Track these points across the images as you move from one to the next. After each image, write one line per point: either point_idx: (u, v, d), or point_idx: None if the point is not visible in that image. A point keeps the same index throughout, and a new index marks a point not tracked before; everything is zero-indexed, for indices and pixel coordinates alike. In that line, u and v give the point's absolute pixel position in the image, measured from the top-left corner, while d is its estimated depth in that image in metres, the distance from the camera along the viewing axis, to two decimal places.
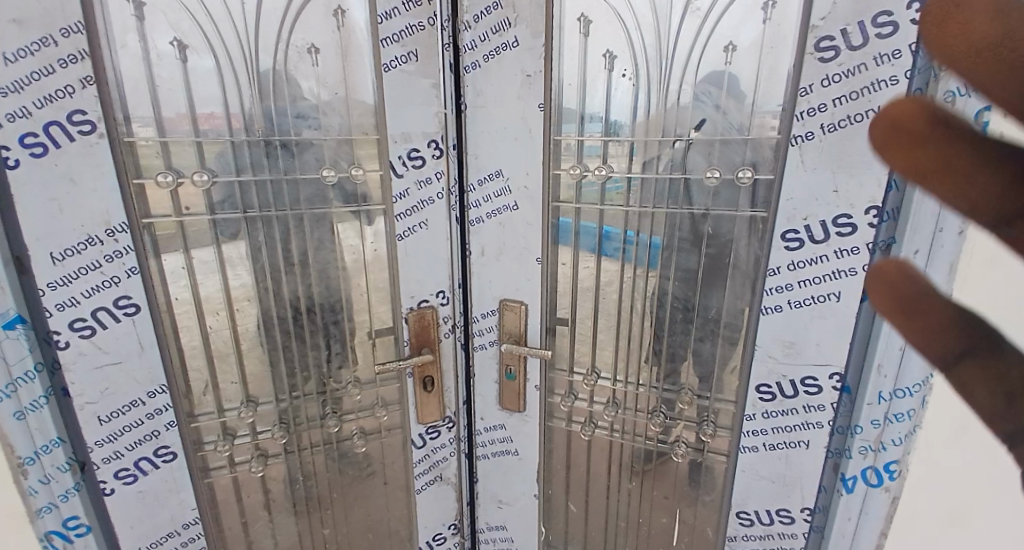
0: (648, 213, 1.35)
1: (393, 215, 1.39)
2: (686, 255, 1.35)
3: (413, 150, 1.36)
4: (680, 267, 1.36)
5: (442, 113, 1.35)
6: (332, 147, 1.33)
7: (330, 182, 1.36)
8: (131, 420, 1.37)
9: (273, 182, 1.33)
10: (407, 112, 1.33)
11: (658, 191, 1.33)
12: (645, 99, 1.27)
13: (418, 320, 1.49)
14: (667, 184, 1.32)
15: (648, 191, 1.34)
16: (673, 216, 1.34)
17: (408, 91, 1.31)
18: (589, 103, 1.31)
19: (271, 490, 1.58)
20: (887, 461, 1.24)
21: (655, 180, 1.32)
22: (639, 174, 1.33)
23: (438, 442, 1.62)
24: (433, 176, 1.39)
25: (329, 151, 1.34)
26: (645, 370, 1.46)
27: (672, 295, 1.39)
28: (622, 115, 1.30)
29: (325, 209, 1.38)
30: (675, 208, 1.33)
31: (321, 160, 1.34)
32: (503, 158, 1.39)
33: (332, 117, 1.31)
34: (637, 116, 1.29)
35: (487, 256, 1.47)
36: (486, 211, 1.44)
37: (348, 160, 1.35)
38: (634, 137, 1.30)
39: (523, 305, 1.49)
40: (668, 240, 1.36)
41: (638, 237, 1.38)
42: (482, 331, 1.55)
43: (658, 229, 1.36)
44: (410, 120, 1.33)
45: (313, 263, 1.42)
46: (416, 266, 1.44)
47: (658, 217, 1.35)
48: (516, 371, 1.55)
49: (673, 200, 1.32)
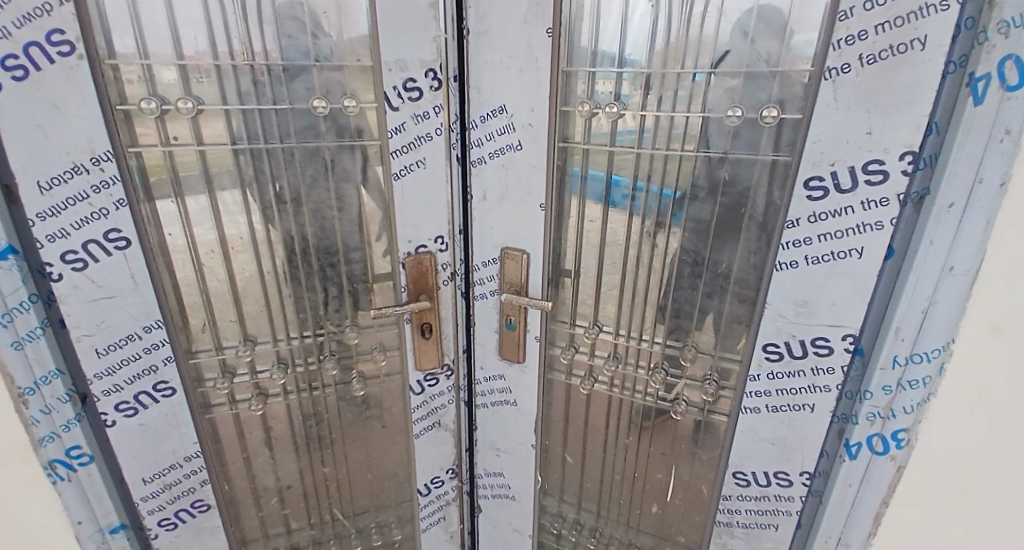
0: (660, 157, 1.27)
1: (389, 153, 1.32)
2: (698, 204, 1.27)
3: (411, 80, 1.26)
4: (690, 218, 1.28)
5: (442, 39, 1.25)
6: (325, 75, 1.26)
7: (322, 115, 1.29)
8: (129, 353, 1.35)
9: (262, 112, 1.26)
10: (403, 36, 1.23)
11: (673, 131, 1.23)
12: (663, 26, 1.16)
13: (415, 267, 1.43)
14: (683, 124, 1.22)
15: (662, 132, 1.24)
16: (688, 161, 1.25)
17: (404, 13, 1.21)
18: (603, 29, 1.21)
19: (273, 428, 1.58)
20: (895, 429, 1.19)
21: (670, 120, 1.23)
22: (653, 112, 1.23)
23: (436, 389, 1.59)
24: (432, 111, 1.31)
25: (322, 80, 1.26)
26: (648, 324, 1.41)
27: (682, 246, 1.31)
28: (638, 45, 1.19)
29: (318, 144, 1.32)
30: (691, 151, 1.23)
31: (313, 90, 1.26)
32: (508, 92, 1.30)
33: (324, 41, 1.23)
34: (654, 47, 1.18)
35: (488, 200, 1.41)
36: (489, 150, 1.36)
37: (341, 90, 1.28)
38: (650, 69, 1.20)
39: (524, 255, 1.44)
40: (679, 188, 1.27)
41: (648, 184, 1.29)
42: (482, 281, 1.51)
43: (669, 175, 1.27)
44: (406, 47, 1.24)
45: (306, 200, 1.36)
46: (413, 208, 1.38)
47: (672, 161, 1.26)
48: (516, 322, 1.51)
49: (689, 143, 1.23)
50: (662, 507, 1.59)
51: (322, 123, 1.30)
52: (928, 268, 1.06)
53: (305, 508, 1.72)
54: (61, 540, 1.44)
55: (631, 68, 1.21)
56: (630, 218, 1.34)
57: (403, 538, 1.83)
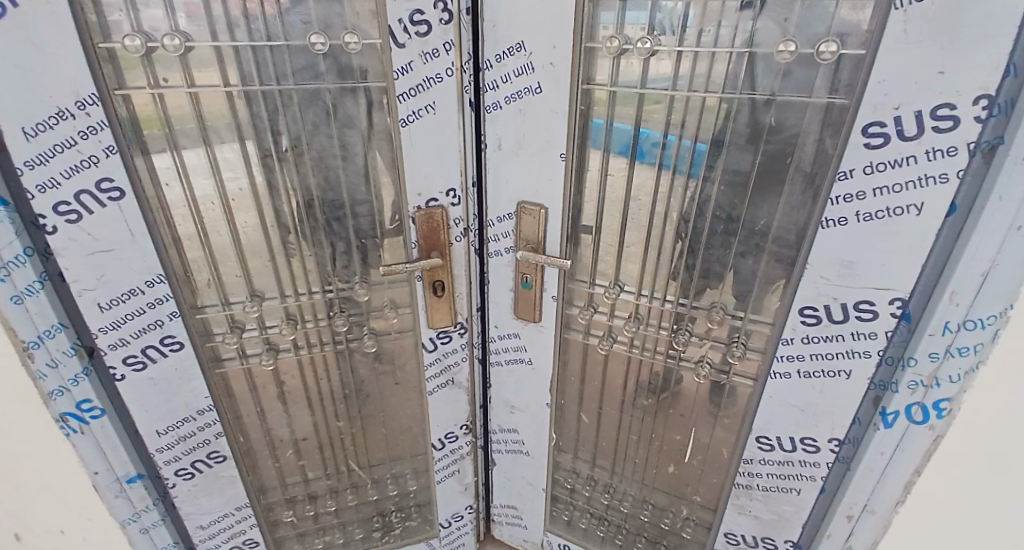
0: (698, 99, 1.14)
1: (395, 97, 1.20)
2: (734, 155, 1.16)
3: (418, 13, 1.14)
4: (725, 170, 1.18)
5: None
6: (323, 7, 1.13)
7: (320, 54, 1.17)
8: (133, 307, 1.30)
9: (254, 50, 1.14)
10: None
11: (710, 71, 1.11)
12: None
13: (425, 221, 1.34)
14: (722, 63, 1.10)
15: (699, 72, 1.12)
16: (727, 106, 1.13)
17: None
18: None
19: (286, 383, 1.55)
20: (937, 398, 1.12)
21: (709, 59, 1.10)
22: (692, 47, 1.10)
23: (449, 347, 1.53)
24: (441, 49, 1.18)
25: (320, 12, 1.13)
26: (674, 284, 1.33)
27: (715, 200, 1.21)
28: None
29: (318, 86, 1.20)
30: (732, 94, 1.11)
31: (310, 25, 1.14)
32: (527, 27, 1.17)
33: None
34: None
35: (503, 150, 1.31)
36: (504, 94, 1.25)
37: (342, 25, 1.15)
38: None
39: (542, 210, 1.35)
40: (714, 136, 1.16)
41: (678, 131, 1.18)
42: (497, 237, 1.43)
43: (705, 120, 1.15)
44: None
45: (309, 146, 1.26)
46: (423, 157, 1.28)
47: (709, 104, 1.14)
48: (532, 280, 1.44)
49: (728, 84, 1.11)
50: (678, 467, 1.56)
51: (322, 62, 1.18)
52: (994, 227, 0.95)
53: (320, 459, 1.71)
54: (77, 487, 1.44)
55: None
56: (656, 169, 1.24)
57: (418, 489, 1.83)
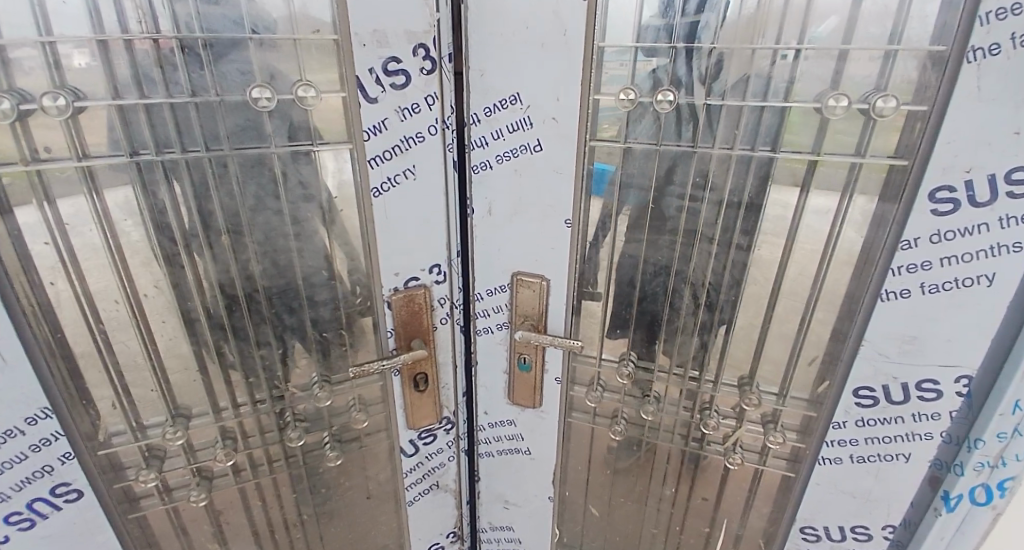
0: (733, 157, 0.98)
1: (366, 162, 0.96)
2: (774, 216, 1.00)
3: (394, 60, 0.91)
4: (764, 236, 1.02)
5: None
6: (267, 54, 0.87)
7: (263, 112, 0.90)
8: (11, 453, 0.94)
9: (174, 108, 0.86)
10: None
11: (739, 125, 0.96)
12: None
13: (405, 305, 1.09)
14: (758, 117, 0.94)
15: (727, 126, 0.96)
16: (769, 164, 0.97)
17: None
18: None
19: (224, 515, 1.19)
20: (1002, 478, 0.98)
21: (741, 112, 0.94)
22: (722, 98, 0.94)
23: (433, 447, 1.28)
24: (422, 102, 0.96)
25: (264, 59, 0.87)
26: (709, 361, 1.14)
27: (750, 268, 1.05)
28: (704, 12, 0.90)
29: (261, 152, 0.93)
30: (778, 153, 0.95)
31: (250, 76, 0.87)
32: (524, 75, 0.99)
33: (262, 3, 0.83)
34: (727, 16, 0.89)
35: (494, 216, 1.12)
36: (495, 152, 1.06)
37: (293, 75, 0.89)
38: (718, 43, 0.91)
39: (543, 281, 1.16)
40: (746, 199, 1.00)
41: (703, 195, 1.02)
42: (488, 313, 1.22)
43: (739, 180, 1.00)
44: (385, 13, 0.87)
45: (250, 223, 0.96)
46: (399, 232, 1.03)
47: (742, 163, 0.98)
48: (532, 362, 1.22)
49: (765, 140, 0.95)
50: None
51: (267, 121, 0.91)
52: None
53: None
54: None
55: (687, 40, 0.92)
56: (680, 235, 1.07)
57: None
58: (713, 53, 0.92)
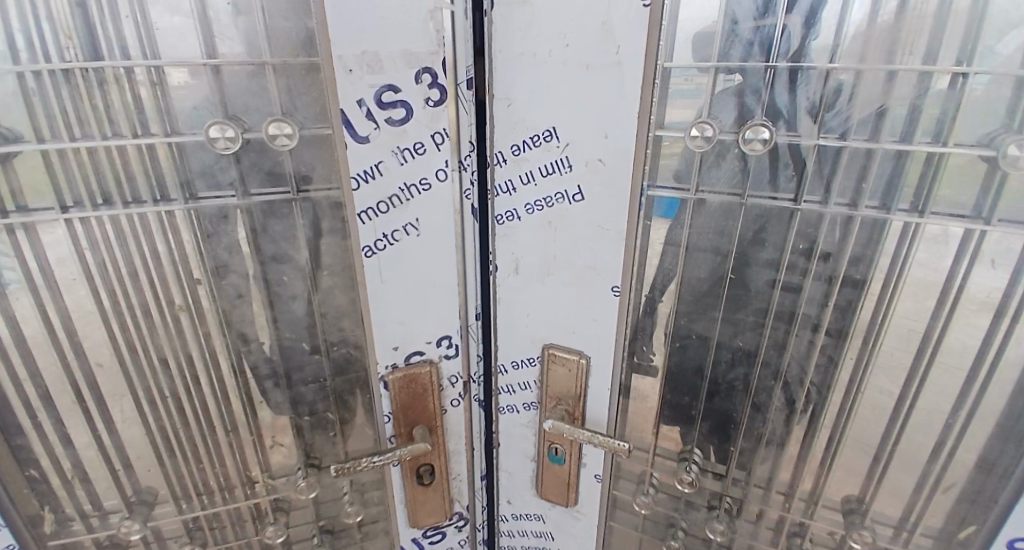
0: (855, 222, 0.72)
1: (352, 213, 0.75)
2: (913, 303, 0.73)
3: (390, 89, 0.70)
4: (894, 329, 0.75)
5: (441, 11, 0.69)
6: (229, 84, 0.68)
7: (225, 157, 0.71)
8: None
9: (111, 153, 0.69)
10: (371, 6, 0.66)
11: (866, 176, 0.70)
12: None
13: (406, 385, 0.87)
14: (897, 166, 0.68)
15: (847, 178, 0.71)
16: (911, 231, 0.70)
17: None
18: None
19: None
20: None
21: (868, 159, 0.69)
22: (842, 138, 0.69)
23: (442, 546, 1.06)
24: (426, 140, 0.74)
25: (227, 91, 0.69)
26: (806, 477, 0.88)
27: (873, 366, 0.77)
28: (817, 24, 0.65)
29: (226, 206, 0.74)
30: (920, 217, 0.69)
31: (209, 111, 0.69)
32: (563, 104, 0.77)
33: (222, 21, 0.66)
34: (851, 29, 0.65)
35: (521, 275, 0.91)
36: (524, 199, 0.85)
37: (261, 110, 0.70)
38: (838, 65, 0.66)
39: (582, 360, 0.92)
40: (868, 276, 0.73)
41: (806, 266, 0.76)
42: (513, 389, 0.99)
43: (861, 251, 0.73)
44: (385, 29, 0.68)
45: (219, 288, 0.78)
46: (398, 300, 0.82)
47: (868, 230, 0.72)
48: (565, 455, 0.99)
49: (904, 199, 0.69)
50: None
51: (234, 167, 0.72)
52: None
53: None
54: None
55: (793, 59, 0.67)
56: (770, 318, 0.81)
57: None
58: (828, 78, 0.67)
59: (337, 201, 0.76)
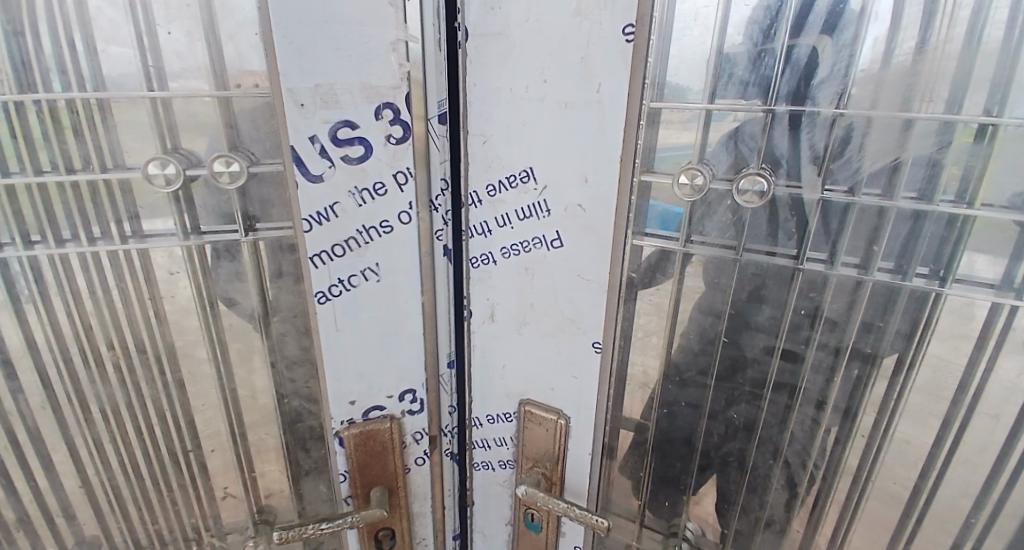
0: (865, 287, 0.65)
1: (305, 257, 0.69)
2: (931, 384, 0.65)
3: (346, 125, 0.65)
4: (908, 410, 0.67)
5: (406, 44, 0.64)
6: (173, 118, 0.63)
7: (165, 198, 0.66)
8: None
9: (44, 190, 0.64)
10: (325, 35, 0.61)
11: (878, 239, 0.63)
12: (886, 18, 0.56)
13: (363, 443, 0.80)
14: (914, 226, 0.61)
15: (856, 238, 0.63)
16: (934, 302, 0.62)
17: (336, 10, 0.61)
18: (737, 19, 0.60)
19: None
20: None
21: (880, 220, 0.62)
22: (850, 193, 0.62)
23: None
24: (387, 180, 0.69)
25: (170, 125, 0.63)
26: None
27: (886, 449, 0.70)
28: (823, 66, 0.59)
29: (168, 248, 0.68)
30: (946, 288, 0.61)
31: (151, 147, 0.64)
32: (542, 143, 0.70)
33: (167, 52, 0.61)
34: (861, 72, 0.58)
35: (498, 323, 0.83)
36: (501, 243, 0.78)
37: (206, 144, 0.65)
38: (848, 110, 0.59)
39: (562, 421, 0.83)
40: (878, 348, 0.66)
41: (809, 333, 0.69)
42: (488, 445, 0.91)
43: (871, 322, 0.66)
44: (340, 64, 0.63)
45: (161, 334, 0.72)
46: (357, 349, 0.76)
47: (880, 299, 0.64)
48: (542, 523, 0.90)
49: (925, 267, 0.62)
50: None
51: (176, 207, 0.66)
52: None
53: None
54: None
55: (795, 103, 0.61)
56: (769, 391, 0.73)
57: None
58: (833, 126, 0.60)
59: (289, 244, 0.70)
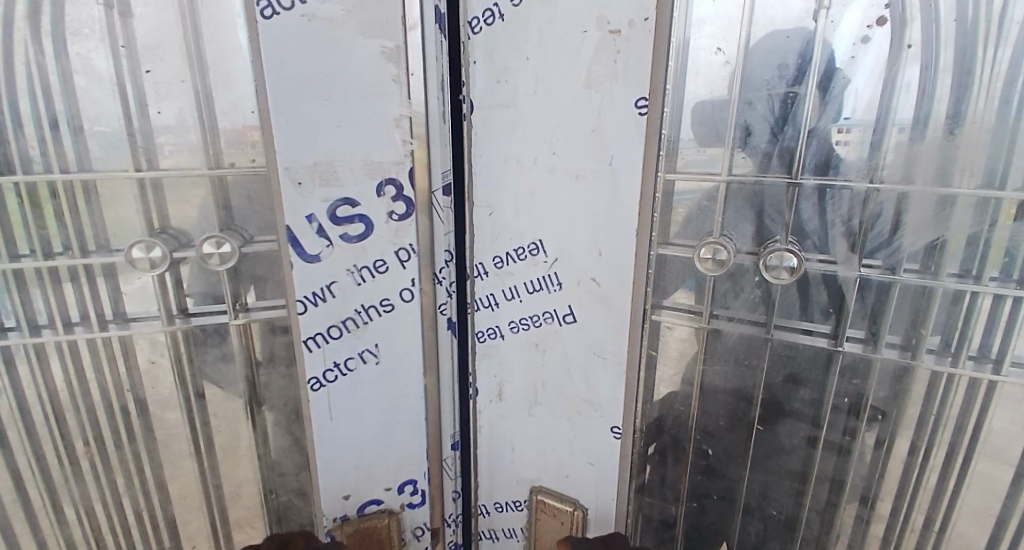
0: (916, 373, 0.63)
1: (301, 341, 0.65)
2: (984, 474, 0.64)
3: (347, 203, 0.62)
4: (962, 501, 0.66)
5: (410, 120, 0.61)
6: (161, 198, 0.60)
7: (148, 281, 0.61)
8: None
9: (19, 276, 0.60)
10: (326, 108, 0.59)
11: (922, 318, 0.61)
12: (914, 90, 0.55)
13: (359, 540, 0.73)
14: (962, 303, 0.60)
15: (899, 319, 0.62)
16: (992, 390, 0.61)
17: (337, 90, 0.59)
18: (755, 95, 0.59)
19: None
20: None
21: (924, 299, 0.60)
22: (893, 272, 0.60)
23: None
24: (389, 257, 0.65)
25: (159, 205, 0.60)
26: None
27: (945, 546, 0.68)
28: (852, 142, 0.57)
29: (152, 333, 0.63)
30: (1001, 377, 0.60)
31: (137, 228, 0.60)
32: (552, 215, 0.66)
33: (158, 133, 0.58)
34: (892, 148, 0.57)
35: (506, 401, 0.77)
36: (513, 316, 0.73)
37: (195, 224, 0.61)
38: (885, 185, 0.58)
39: (577, 511, 0.76)
40: (931, 442, 0.65)
41: (857, 425, 0.66)
42: (496, 535, 0.83)
43: (920, 411, 0.64)
44: (341, 142, 0.60)
45: (139, 426, 0.67)
46: (354, 437, 0.70)
47: (929, 385, 0.63)
48: None
49: (977, 353, 0.61)
50: None
51: (162, 290, 0.62)
52: None
53: None
54: None
55: (820, 176, 0.59)
56: (813, 484, 0.70)
57: None
58: (868, 201, 0.59)
59: (281, 326, 0.65)
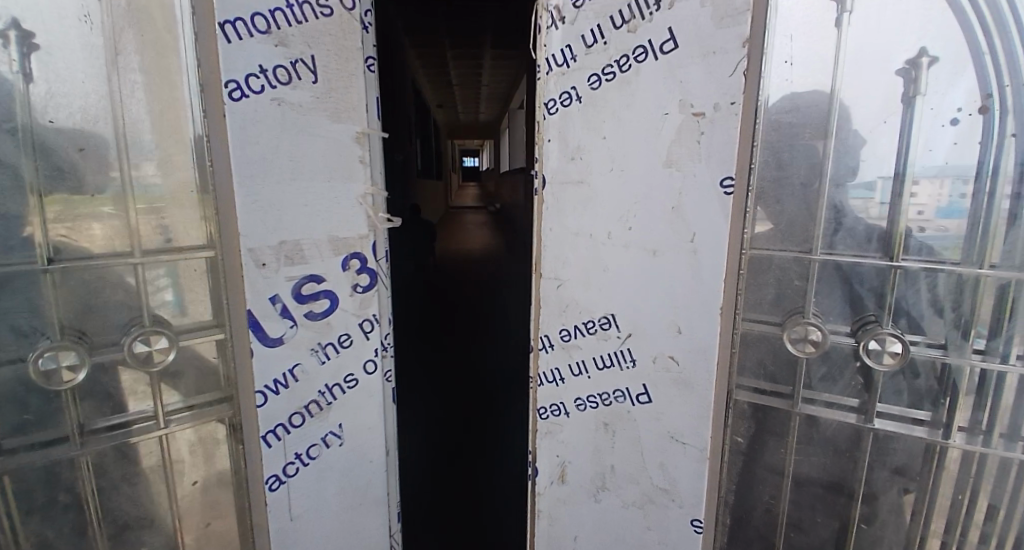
0: (1012, 467, 0.62)
1: (261, 433, 0.62)
2: None
3: (311, 280, 0.61)
4: None
5: (373, 197, 0.62)
6: (73, 294, 0.57)
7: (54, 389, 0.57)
8: None
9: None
10: (293, 192, 0.59)
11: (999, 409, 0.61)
12: (1012, 177, 0.57)
13: None
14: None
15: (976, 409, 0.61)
16: None
17: (308, 173, 0.60)
18: (862, 175, 0.58)
19: None
20: None
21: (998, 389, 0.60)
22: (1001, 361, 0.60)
23: None
24: (353, 331, 0.64)
25: (73, 303, 0.57)
26: None
27: None
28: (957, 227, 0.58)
29: (51, 452, 0.59)
30: None
31: (43, 327, 0.57)
32: (624, 293, 0.63)
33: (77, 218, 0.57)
34: (998, 232, 0.58)
35: (570, 485, 0.71)
36: (583, 392, 0.67)
37: (113, 326, 0.59)
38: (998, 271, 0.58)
39: None
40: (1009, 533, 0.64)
41: (953, 521, 0.64)
42: None
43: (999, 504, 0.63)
44: (304, 220, 0.60)
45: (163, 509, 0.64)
46: (319, 530, 0.67)
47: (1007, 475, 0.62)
48: None
49: None
50: None
51: (71, 404, 0.58)
52: None
53: None
54: None
55: (926, 259, 0.59)
56: None
57: None
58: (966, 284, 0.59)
59: (230, 424, 0.64)
